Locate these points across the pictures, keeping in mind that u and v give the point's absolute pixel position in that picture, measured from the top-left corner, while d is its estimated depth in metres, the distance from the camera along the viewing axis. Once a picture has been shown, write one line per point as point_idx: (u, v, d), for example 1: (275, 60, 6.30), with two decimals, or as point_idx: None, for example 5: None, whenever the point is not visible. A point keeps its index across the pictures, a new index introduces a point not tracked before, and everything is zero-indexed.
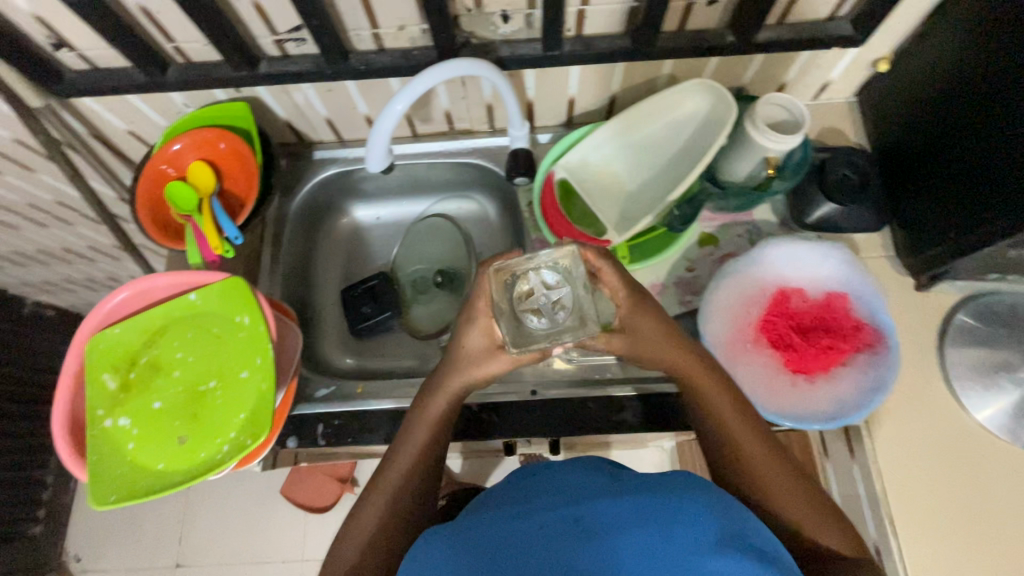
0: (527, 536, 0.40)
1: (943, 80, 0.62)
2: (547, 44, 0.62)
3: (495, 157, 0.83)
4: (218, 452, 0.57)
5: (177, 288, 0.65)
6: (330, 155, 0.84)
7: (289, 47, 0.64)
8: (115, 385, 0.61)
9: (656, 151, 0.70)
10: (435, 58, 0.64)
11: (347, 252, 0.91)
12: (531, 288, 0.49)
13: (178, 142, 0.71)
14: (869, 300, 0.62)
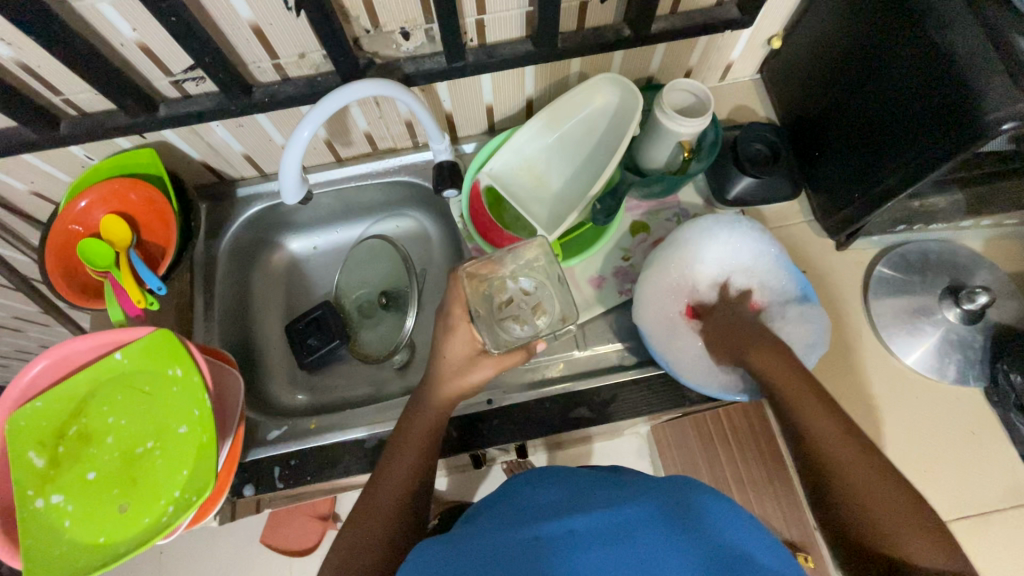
0: (522, 541, 0.41)
1: (829, 50, 0.66)
2: (451, 56, 0.62)
3: (424, 172, 0.83)
4: (164, 514, 0.55)
5: (101, 349, 0.62)
6: (254, 190, 0.82)
7: (187, 87, 0.62)
8: (43, 463, 0.57)
9: (575, 148, 0.72)
10: (341, 83, 0.63)
11: (288, 287, 0.89)
12: (508, 297, 0.62)
13: (85, 199, 0.68)
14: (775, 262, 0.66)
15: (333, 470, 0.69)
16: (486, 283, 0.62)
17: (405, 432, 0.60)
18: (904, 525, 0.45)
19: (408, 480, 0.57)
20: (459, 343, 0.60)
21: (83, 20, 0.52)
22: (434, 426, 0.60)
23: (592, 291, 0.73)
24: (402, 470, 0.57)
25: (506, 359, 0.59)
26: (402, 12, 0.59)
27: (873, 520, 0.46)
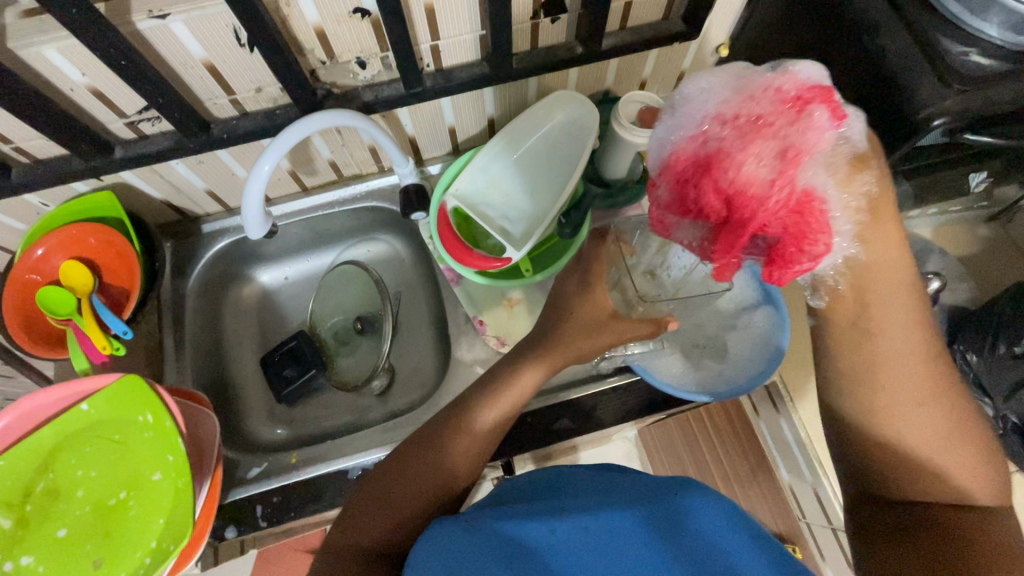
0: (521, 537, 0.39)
1: (780, 48, 0.67)
2: (408, 83, 0.63)
3: (392, 196, 0.83)
4: (139, 568, 0.53)
5: (66, 400, 0.60)
6: (219, 225, 0.81)
7: (144, 128, 0.62)
8: (11, 523, 0.55)
9: (538, 163, 0.73)
10: (300, 114, 0.63)
11: (261, 319, 0.88)
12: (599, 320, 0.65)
13: (42, 246, 0.66)
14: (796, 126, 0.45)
15: (318, 506, 0.68)
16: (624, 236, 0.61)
17: (431, 442, 0.53)
18: (952, 457, 0.43)
19: (430, 494, 0.50)
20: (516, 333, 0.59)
21: (30, 68, 0.51)
22: (472, 444, 0.53)
23: None
24: (418, 482, 0.50)
25: (634, 326, 0.57)
26: (357, 43, 0.59)
27: (913, 451, 0.44)
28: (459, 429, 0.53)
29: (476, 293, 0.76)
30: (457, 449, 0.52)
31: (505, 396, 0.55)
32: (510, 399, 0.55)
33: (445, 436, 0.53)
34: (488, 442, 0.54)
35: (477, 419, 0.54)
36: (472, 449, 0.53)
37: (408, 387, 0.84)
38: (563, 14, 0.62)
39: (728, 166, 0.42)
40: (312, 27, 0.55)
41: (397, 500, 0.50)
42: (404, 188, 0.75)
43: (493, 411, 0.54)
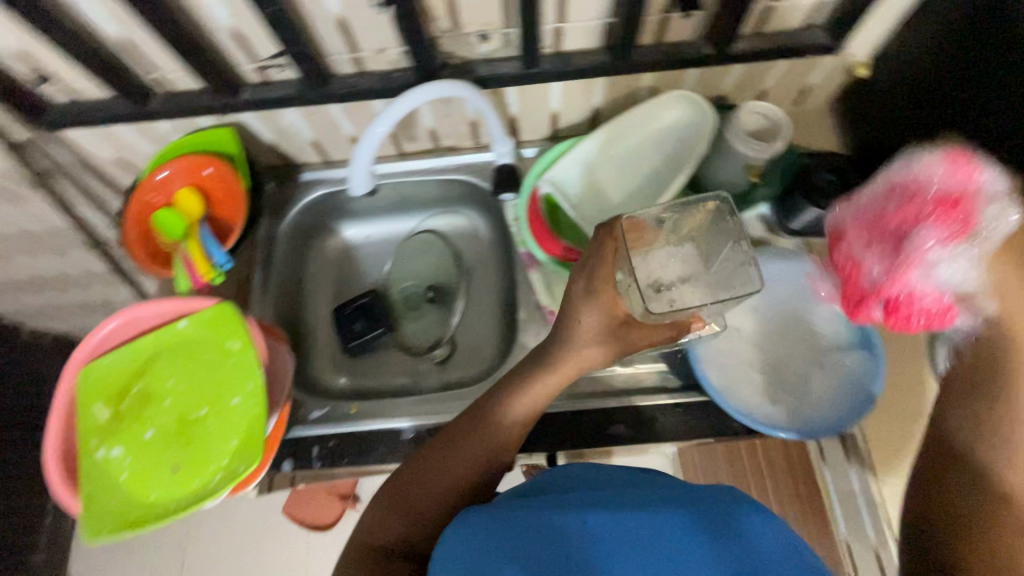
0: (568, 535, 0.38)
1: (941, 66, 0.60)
2: (526, 62, 0.62)
3: (483, 172, 0.84)
4: (211, 480, 0.57)
5: (167, 316, 0.65)
6: (317, 176, 0.85)
7: (270, 74, 0.65)
8: (108, 415, 0.61)
9: (638, 162, 0.72)
10: (417, 80, 0.64)
11: (339, 269, 0.91)
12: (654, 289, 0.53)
13: (166, 170, 0.71)
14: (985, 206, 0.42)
15: (370, 460, 0.71)
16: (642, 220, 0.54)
17: (459, 436, 0.53)
18: None
19: (454, 486, 0.51)
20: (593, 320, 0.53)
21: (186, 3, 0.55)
22: (502, 436, 0.53)
23: None
24: (440, 477, 0.51)
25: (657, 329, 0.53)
26: (483, 15, 0.59)
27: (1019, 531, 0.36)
28: (483, 423, 0.53)
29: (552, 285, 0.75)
30: (480, 445, 0.52)
31: (531, 391, 0.54)
32: (536, 394, 0.54)
33: (467, 432, 0.53)
34: (515, 435, 0.54)
35: (502, 413, 0.54)
36: (497, 444, 0.53)
37: (466, 362, 0.85)
38: (698, 10, 0.59)
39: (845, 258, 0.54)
40: None
41: (416, 495, 0.50)
42: (497, 167, 0.77)
43: (522, 407, 0.54)
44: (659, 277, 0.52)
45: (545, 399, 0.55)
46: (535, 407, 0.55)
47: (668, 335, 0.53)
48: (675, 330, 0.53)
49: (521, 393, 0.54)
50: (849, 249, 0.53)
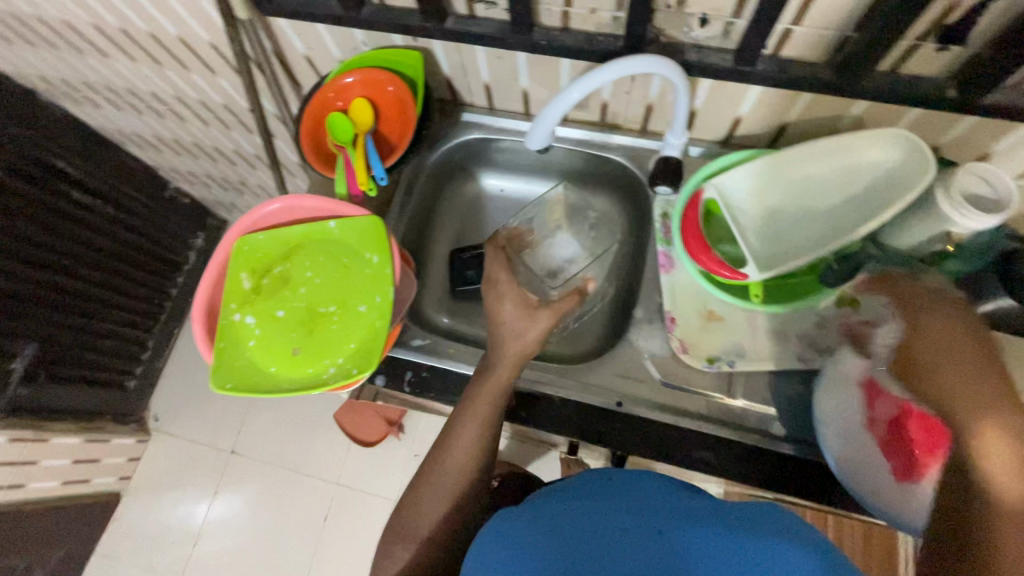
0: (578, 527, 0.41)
1: None
2: (741, 57, 0.58)
3: (639, 159, 0.80)
4: (324, 372, 0.61)
5: (320, 212, 0.69)
6: (477, 119, 0.86)
7: (478, 9, 0.64)
8: (249, 285, 0.67)
9: (816, 193, 0.65)
10: (619, 49, 0.62)
11: (467, 214, 0.94)
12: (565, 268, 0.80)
13: (351, 77, 0.75)
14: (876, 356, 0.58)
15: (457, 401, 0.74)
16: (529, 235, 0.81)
17: (428, 484, 0.62)
18: None
19: (439, 519, 0.61)
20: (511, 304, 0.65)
21: None
22: (458, 476, 0.62)
23: (769, 343, 0.68)
24: (425, 521, 0.61)
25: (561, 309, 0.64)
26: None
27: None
28: (445, 461, 0.62)
29: (681, 294, 0.72)
30: (451, 479, 0.62)
31: (473, 427, 0.63)
32: (483, 425, 0.63)
33: (431, 475, 0.62)
34: (477, 465, 0.63)
35: (451, 457, 0.62)
36: (462, 476, 0.62)
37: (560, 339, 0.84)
38: (958, 45, 0.53)
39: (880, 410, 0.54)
40: None
41: (416, 532, 0.60)
42: (663, 157, 0.73)
43: (465, 445, 0.63)
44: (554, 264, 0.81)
45: (487, 430, 0.63)
46: (485, 437, 0.63)
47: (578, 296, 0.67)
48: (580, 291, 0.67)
49: (458, 434, 0.63)
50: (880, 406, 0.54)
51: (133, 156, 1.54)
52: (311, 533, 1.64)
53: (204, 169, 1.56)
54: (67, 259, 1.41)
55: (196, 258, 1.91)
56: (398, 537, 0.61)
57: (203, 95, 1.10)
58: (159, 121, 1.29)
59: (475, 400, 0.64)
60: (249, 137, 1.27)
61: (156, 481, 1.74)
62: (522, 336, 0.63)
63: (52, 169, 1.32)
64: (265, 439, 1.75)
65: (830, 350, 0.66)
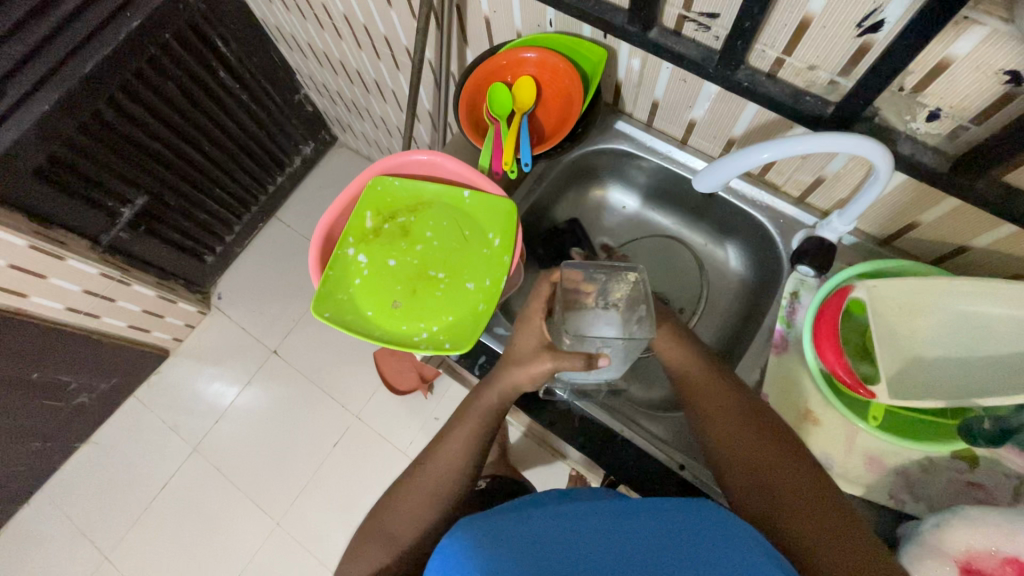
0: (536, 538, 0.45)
1: None
2: (960, 168, 0.52)
3: (784, 227, 0.75)
4: (416, 334, 0.62)
5: (458, 178, 0.69)
6: (630, 131, 0.82)
7: (687, 28, 0.61)
8: (370, 225, 0.67)
9: (974, 333, 0.57)
10: (824, 116, 0.57)
11: (582, 220, 0.92)
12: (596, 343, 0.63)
13: (531, 53, 0.72)
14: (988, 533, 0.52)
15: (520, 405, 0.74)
16: (586, 298, 0.65)
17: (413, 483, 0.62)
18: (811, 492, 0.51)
19: (415, 521, 0.60)
20: (529, 336, 0.65)
21: None
22: (439, 483, 0.62)
23: (863, 468, 0.62)
24: (406, 519, 0.60)
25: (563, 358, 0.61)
26: (960, 96, 0.50)
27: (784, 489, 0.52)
28: (433, 464, 0.63)
29: (783, 382, 0.67)
30: (433, 484, 0.62)
31: (459, 440, 0.64)
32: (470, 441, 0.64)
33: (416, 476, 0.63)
34: (459, 478, 0.62)
35: (437, 462, 0.63)
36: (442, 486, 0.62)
37: (638, 376, 0.83)
38: None
39: None
40: (944, 55, 0.47)
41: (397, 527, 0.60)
42: (816, 236, 0.68)
43: (449, 453, 0.64)
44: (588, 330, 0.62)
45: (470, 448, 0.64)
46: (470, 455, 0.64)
47: (581, 361, 0.60)
48: (585, 358, 0.60)
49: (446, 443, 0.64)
50: None
51: (281, 54, 1.61)
52: (318, 452, 1.71)
53: (336, 86, 1.61)
54: (196, 130, 1.48)
55: (300, 164, 1.99)
56: (379, 528, 0.61)
57: (369, 20, 1.13)
58: (316, 29, 1.33)
59: (469, 410, 0.66)
60: (394, 72, 1.29)
61: (202, 352, 1.86)
62: (525, 371, 0.63)
63: (210, 44, 1.38)
64: (306, 351, 1.84)
65: (929, 502, 0.60)
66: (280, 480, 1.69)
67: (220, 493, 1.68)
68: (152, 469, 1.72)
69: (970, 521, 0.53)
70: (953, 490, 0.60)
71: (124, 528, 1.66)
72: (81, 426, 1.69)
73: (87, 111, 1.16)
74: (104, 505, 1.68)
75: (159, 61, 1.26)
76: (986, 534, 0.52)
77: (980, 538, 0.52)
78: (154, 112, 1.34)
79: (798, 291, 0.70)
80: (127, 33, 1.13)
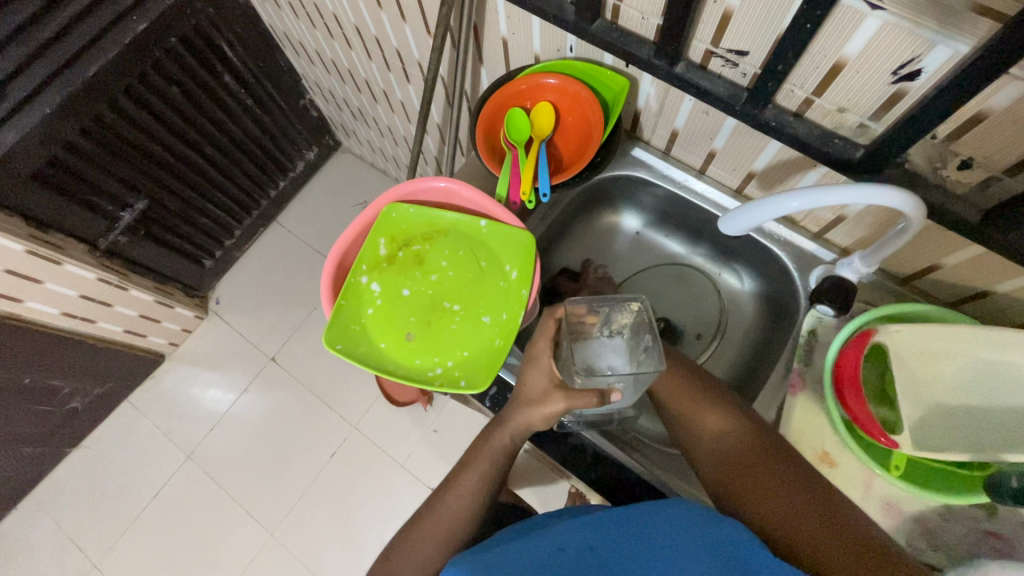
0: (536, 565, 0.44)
1: None
2: (992, 218, 0.51)
3: (803, 262, 0.74)
4: (430, 369, 0.60)
5: (475, 207, 0.67)
6: (647, 159, 0.81)
7: (715, 64, 0.60)
8: (384, 253, 0.66)
9: (996, 383, 0.57)
10: (853, 159, 0.56)
11: (594, 245, 0.91)
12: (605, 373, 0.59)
13: (551, 80, 0.71)
14: None
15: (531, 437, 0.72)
16: (589, 327, 0.62)
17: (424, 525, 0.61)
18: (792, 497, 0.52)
19: (426, 564, 0.59)
20: (539, 376, 0.64)
21: None
22: (450, 526, 0.61)
23: (881, 515, 0.62)
24: (415, 563, 0.59)
25: (575, 398, 0.60)
26: (995, 147, 0.49)
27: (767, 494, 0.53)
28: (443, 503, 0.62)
29: (800, 424, 0.66)
30: (444, 527, 0.61)
31: (470, 481, 0.63)
32: (480, 481, 0.63)
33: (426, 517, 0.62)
34: (470, 520, 0.61)
35: (448, 502, 0.62)
36: (453, 529, 0.60)
37: (648, 407, 0.82)
38: None
39: None
40: (983, 108, 0.47)
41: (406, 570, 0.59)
42: (837, 275, 0.67)
43: (460, 493, 0.63)
44: (595, 363, 0.59)
45: (481, 489, 0.63)
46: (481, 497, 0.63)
47: (595, 399, 0.59)
48: (598, 395, 0.58)
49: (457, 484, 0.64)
50: None
51: (288, 59, 1.59)
52: (315, 463, 1.69)
53: (343, 93, 1.59)
54: (199, 135, 1.46)
55: (303, 169, 1.97)
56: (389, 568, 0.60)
57: (382, 32, 1.11)
58: (325, 37, 1.31)
59: (481, 450, 0.65)
60: (403, 84, 1.27)
61: (198, 357, 1.83)
62: (537, 411, 0.62)
63: (216, 48, 1.36)
64: (304, 359, 1.81)
65: (947, 552, 0.60)
66: (275, 490, 1.66)
67: (214, 502, 1.66)
68: (146, 476, 1.69)
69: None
70: (972, 540, 0.59)
71: (114, 536, 1.63)
72: (73, 430, 1.66)
73: (88, 115, 1.14)
74: (95, 512, 1.65)
75: (164, 64, 1.23)
76: None
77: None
78: (157, 116, 1.32)
79: (816, 328, 0.70)
80: (133, 37, 1.11)
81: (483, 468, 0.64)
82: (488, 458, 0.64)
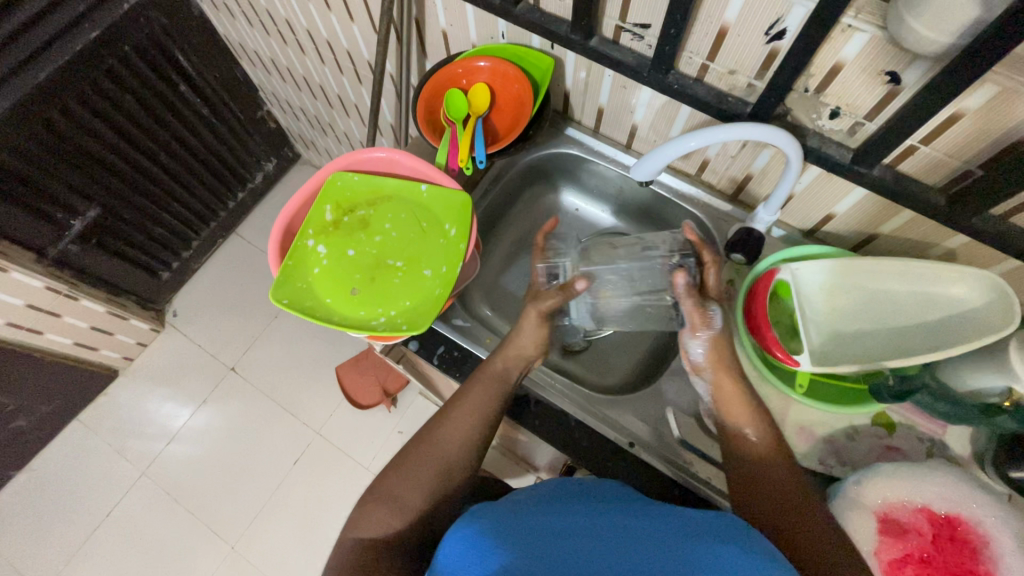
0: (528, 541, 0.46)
1: None
2: (859, 157, 0.59)
3: (720, 222, 0.82)
4: (374, 319, 0.64)
5: (416, 174, 0.72)
6: (579, 136, 0.88)
7: (624, 37, 0.68)
8: (330, 218, 0.69)
9: (883, 309, 0.64)
10: (744, 115, 0.64)
11: (537, 221, 0.96)
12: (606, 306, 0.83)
13: (483, 62, 0.78)
14: (906, 485, 0.58)
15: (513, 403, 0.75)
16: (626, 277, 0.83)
17: (422, 451, 0.63)
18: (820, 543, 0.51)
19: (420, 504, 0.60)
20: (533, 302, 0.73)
21: None
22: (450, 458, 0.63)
23: (795, 438, 0.67)
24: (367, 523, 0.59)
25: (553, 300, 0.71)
26: (853, 94, 0.57)
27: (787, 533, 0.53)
28: (437, 442, 0.63)
29: None
30: (441, 462, 0.62)
31: (463, 418, 0.65)
32: (481, 420, 0.65)
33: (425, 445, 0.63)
34: (467, 455, 0.64)
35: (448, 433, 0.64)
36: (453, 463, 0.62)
37: (591, 366, 0.87)
38: None
39: (891, 535, 0.56)
40: (837, 59, 0.55)
41: (408, 502, 0.59)
42: (747, 226, 0.74)
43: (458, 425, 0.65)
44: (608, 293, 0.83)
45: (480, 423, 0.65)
46: (477, 433, 0.65)
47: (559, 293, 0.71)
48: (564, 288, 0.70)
49: (454, 417, 0.64)
50: (903, 534, 0.56)
51: (244, 70, 1.62)
52: (278, 472, 1.66)
53: (300, 102, 1.63)
54: (157, 145, 1.47)
55: (262, 180, 1.98)
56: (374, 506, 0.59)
57: (333, 35, 1.17)
58: (279, 45, 1.36)
59: (476, 385, 0.67)
60: (357, 86, 1.33)
61: (153, 371, 1.79)
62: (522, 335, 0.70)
63: (171, 58, 1.38)
64: (265, 368, 1.79)
65: (854, 465, 0.66)
66: (236, 503, 1.62)
67: (171, 519, 1.60)
68: (97, 496, 1.62)
69: (885, 475, 0.58)
70: (874, 454, 0.66)
71: (62, 561, 1.55)
72: (19, 451, 1.59)
73: (37, 120, 1.15)
74: (40, 537, 1.57)
75: (118, 73, 1.26)
76: (896, 485, 0.58)
77: (891, 491, 0.58)
78: (112, 125, 1.33)
79: (733, 279, 0.77)
80: (85, 44, 1.13)
81: (480, 405, 0.65)
82: (484, 390, 0.67)
